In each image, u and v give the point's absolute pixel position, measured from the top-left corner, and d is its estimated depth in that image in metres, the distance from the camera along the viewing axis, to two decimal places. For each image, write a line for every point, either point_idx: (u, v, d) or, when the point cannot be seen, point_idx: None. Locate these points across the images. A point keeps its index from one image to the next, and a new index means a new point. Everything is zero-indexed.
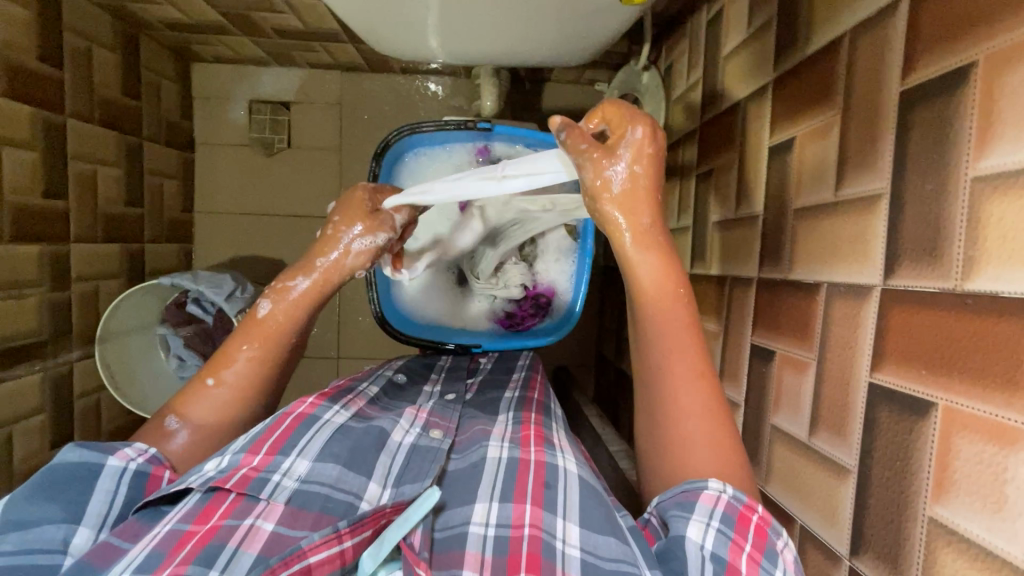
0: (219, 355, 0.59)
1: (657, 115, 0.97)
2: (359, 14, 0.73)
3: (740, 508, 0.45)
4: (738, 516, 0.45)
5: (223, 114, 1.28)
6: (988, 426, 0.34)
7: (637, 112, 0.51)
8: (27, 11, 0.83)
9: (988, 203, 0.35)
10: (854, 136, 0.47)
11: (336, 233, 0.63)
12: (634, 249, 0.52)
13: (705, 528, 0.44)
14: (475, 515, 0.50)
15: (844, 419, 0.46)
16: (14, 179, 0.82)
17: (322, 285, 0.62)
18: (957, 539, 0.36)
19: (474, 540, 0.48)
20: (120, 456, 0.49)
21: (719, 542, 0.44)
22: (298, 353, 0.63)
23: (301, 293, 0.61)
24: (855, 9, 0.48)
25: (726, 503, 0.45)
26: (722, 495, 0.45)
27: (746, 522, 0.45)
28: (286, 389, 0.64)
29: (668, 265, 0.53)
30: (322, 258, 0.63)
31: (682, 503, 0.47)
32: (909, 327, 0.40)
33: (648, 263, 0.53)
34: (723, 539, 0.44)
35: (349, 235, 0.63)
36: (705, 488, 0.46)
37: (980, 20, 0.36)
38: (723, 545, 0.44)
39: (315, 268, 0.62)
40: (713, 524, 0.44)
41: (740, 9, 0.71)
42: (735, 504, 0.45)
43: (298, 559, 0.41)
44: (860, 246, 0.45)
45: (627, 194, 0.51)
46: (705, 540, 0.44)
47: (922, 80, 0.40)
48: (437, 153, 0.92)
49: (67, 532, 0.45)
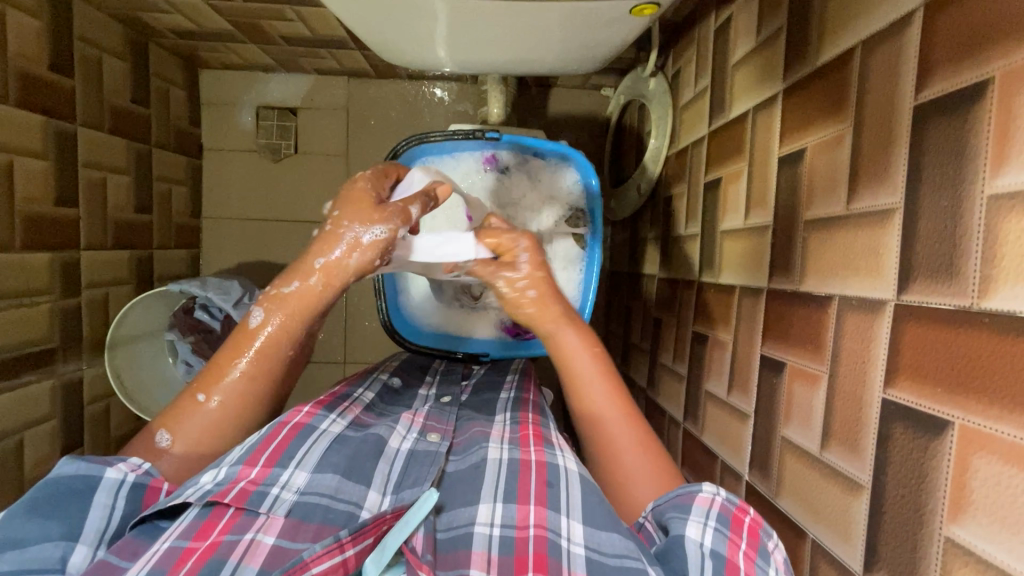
0: (211, 370, 0.59)
1: (664, 122, 0.97)
2: (370, 26, 0.73)
3: (734, 509, 0.46)
4: (732, 517, 0.46)
5: (232, 120, 1.28)
6: (1005, 447, 0.34)
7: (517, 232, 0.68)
8: (39, 21, 0.84)
9: (1005, 220, 0.35)
10: (866, 150, 0.47)
11: (337, 231, 0.60)
12: (553, 327, 0.65)
13: (704, 528, 0.45)
14: (480, 515, 0.50)
15: (856, 434, 0.46)
16: (26, 189, 0.83)
17: (319, 288, 0.60)
18: (974, 560, 0.35)
19: (481, 540, 0.48)
20: (115, 469, 0.49)
21: (717, 539, 0.44)
22: (292, 369, 0.63)
23: (295, 296, 0.60)
24: (865, 21, 0.48)
25: (720, 505, 0.46)
26: (716, 497, 0.47)
27: (740, 522, 0.45)
28: (281, 399, 0.64)
29: (586, 336, 0.65)
30: (318, 258, 0.60)
31: (678, 506, 0.47)
32: (925, 345, 0.39)
33: (569, 338, 0.65)
34: (721, 536, 0.44)
35: (357, 230, 0.59)
36: (699, 491, 0.47)
37: (998, 36, 0.36)
38: (722, 542, 0.44)
39: (313, 271, 0.60)
40: (711, 523, 0.45)
41: (749, 18, 0.71)
42: (729, 505, 0.47)
43: (302, 571, 0.40)
44: (873, 260, 0.45)
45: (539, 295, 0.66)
46: (705, 538, 0.44)
47: (937, 95, 0.40)
48: (446, 162, 0.91)
49: (65, 550, 0.45)
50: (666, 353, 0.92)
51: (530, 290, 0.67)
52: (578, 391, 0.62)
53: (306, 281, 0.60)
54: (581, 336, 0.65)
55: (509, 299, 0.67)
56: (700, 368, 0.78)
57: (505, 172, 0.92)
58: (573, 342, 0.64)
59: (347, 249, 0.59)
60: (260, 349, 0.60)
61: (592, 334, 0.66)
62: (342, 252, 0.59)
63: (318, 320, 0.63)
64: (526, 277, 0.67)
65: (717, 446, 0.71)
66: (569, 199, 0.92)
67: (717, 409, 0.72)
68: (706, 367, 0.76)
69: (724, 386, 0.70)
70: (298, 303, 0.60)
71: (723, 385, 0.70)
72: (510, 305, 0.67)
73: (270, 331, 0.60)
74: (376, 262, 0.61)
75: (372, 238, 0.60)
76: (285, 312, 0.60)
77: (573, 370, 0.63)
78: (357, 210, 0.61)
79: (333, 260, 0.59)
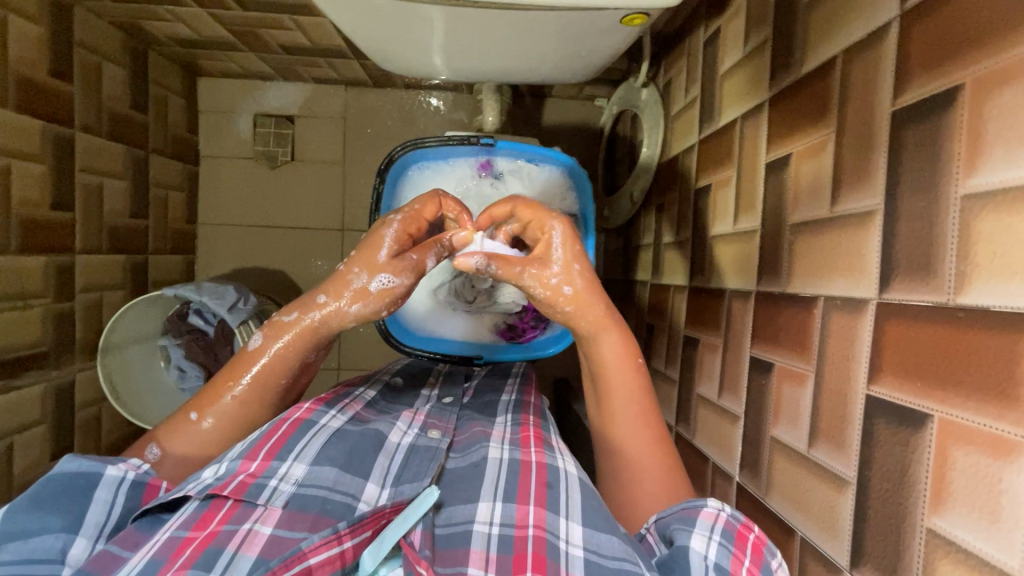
0: (204, 389, 0.60)
1: (656, 131, 1.00)
2: (367, 34, 0.75)
3: (738, 526, 0.46)
4: (736, 533, 0.46)
5: (229, 127, 1.29)
6: (982, 437, 0.35)
7: (555, 214, 0.61)
8: (41, 28, 0.86)
9: (978, 219, 0.36)
10: (846, 156, 0.49)
11: (346, 276, 0.61)
12: (595, 332, 0.60)
13: (708, 540, 0.45)
14: (479, 513, 0.50)
15: (841, 430, 0.47)
16: (23, 192, 0.83)
17: (318, 324, 0.61)
18: (954, 550, 0.36)
19: (479, 537, 0.48)
20: (115, 467, 0.49)
21: (720, 554, 0.44)
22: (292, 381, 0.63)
23: (293, 325, 0.61)
24: (845, 33, 0.50)
25: (724, 520, 0.46)
26: (721, 512, 0.46)
27: (744, 538, 0.45)
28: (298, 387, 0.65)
29: (626, 339, 0.61)
30: (322, 295, 0.61)
31: (682, 518, 0.47)
32: (904, 340, 0.41)
33: (609, 342, 0.60)
34: (725, 551, 0.44)
35: (363, 280, 0.61)
36: (704, 506, 0.47)
37: (968, 45, 0.37)
38: (725, 557, 0.44)
39: (310, 313, 0.61)
40: (715, 537, 0.45)
41: (738, 29, 0.73)
42: (734, 521, 0.46)
43: (298, 561, 0.41)
44: (855, 260, 0.47)
45: (578, 292, 0.59)
46: (709, 551, 0.44)
47: (912, 101, 0.42)
48: (441, 167, 0.93)
49: (66, 542, 0.45)
50: (659, 356, 0.93)
51: (566, 285, 0.59)
52: (604, 392, 0.61)
53: (306, 314, 0.61)
54: (622, 342, 0.61)
55: (543, 300, 0.60)
56: (692, 371, 0.79)
57: (499, 178, 0.93)
58: (611, 346, 0.60)
59: (352, 297, 0.61)
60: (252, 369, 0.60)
61: (632, 338, 0.61)
62: (343, 300, 0.61)
63: (317, 352, 0.63)
64: (559, 270, 0.59)
65: (709, 448, 0.71)
66: (562, 206, 0.93)
67: (707, 412, 0.73)
68: (697, 370, 0.77)
69: (715, 388, 0.71)
70: (303, 335, 0.61)
71: (713, 387, 0.71)
72: (544, 304, 0.60)
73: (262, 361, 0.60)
74: (381, 313, 0.62)
75: (378, 287, 0.61)
76: (285, 342, 0.60)
77: (606, 376, 0.60)
78: (371, 261, 0.61)
79: (334, 308, 0.60)
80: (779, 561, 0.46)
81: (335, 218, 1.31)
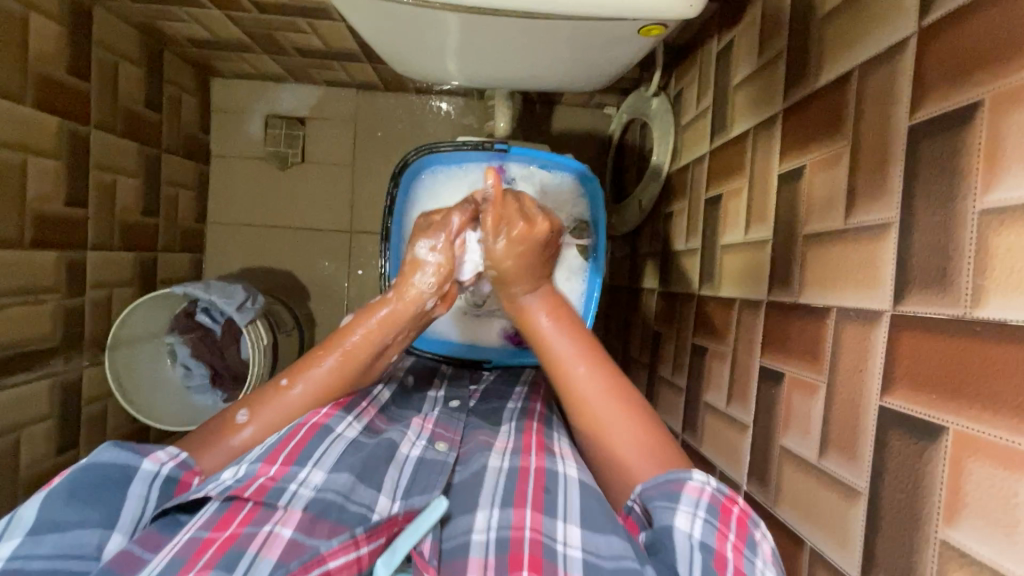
0: None
1: (667, 139, 1.00)
2: (384, 38, 0.76)
3: (722, 500, 0.46)
4: (720, 507, 0.46)
5: (241, 127, 1.30)
6: (997, 450, 0.35)
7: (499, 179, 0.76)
8: (60, 26, 0.87)
9: (996, 234, 0.36)
10: (861, 169, 0.49)
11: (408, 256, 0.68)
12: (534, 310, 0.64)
13: (693, 517, 0.45)
14: (476, 523, 0.51)
15: (853, 441, 0.47)
16: (39, 187, 0.84)
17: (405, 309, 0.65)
18: (968, 562, 0.37)
19: (477, 546, 0.49)
20: (152, 461, 0.52)
21: (707, 531, 0.44)
22: (367, 372, 0.64)
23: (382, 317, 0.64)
24: (861, 48, 0.51)
25: (709, 494, 0.46)
26: (705, 487, 0.47)
27: (728, 512, 0.46)
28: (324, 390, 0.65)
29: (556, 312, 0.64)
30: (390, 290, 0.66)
31: (666, 493, 0.47)
32: (918, 353, 0.41)
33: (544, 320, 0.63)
34: (711, 527, 0.45)
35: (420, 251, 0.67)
36: (689, 479, 0.47)
37: (986, 63, 0.38)
38: (711, 534, 0.44)
39: (388, 301, 0.65)
40: (700, 514, 0.45)
41: (751, 41, 0.74)
42: (718, 495, 0.46)
43: (317, 564, 0.42)
44: (869, 272, 0.47)
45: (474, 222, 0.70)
46: (694, 529, 0.44)
47: (929, 116, 0.42)
48: (454, 172, 0.93)
49: (102, 538, 0.48)
50: (666, 363, 0.93)
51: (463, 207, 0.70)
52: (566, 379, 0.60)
53: (388, 301, 0.65)
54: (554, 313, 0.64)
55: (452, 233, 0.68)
56: (699, 379, 0.79)
57: (512, 184, 0.93)
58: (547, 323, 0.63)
59: (413, 271, 0.66)
60: (349, 348, 0.63)
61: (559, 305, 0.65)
62: (414, 278, 0.66)
63: (399, 336, 0.66)
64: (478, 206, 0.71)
65: (716, 457, 0.71)
66: (574, 213, 0.94)
67: (715, 420, 0.73)
68: (704, 378, 0.78)
69: (723, 397, 0.71)
70: (383, 320, 0.64)
71: (721, 396, 0.72)
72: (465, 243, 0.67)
73: (363, 330, 0.63)
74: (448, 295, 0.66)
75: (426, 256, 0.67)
76: (370, 323, 0.64)
77: (558, 364, 0.60)
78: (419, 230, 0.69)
79: (412, 286, 0.66)
80: (763, 532, 0.47)
81: (343, 219, 1.32)
